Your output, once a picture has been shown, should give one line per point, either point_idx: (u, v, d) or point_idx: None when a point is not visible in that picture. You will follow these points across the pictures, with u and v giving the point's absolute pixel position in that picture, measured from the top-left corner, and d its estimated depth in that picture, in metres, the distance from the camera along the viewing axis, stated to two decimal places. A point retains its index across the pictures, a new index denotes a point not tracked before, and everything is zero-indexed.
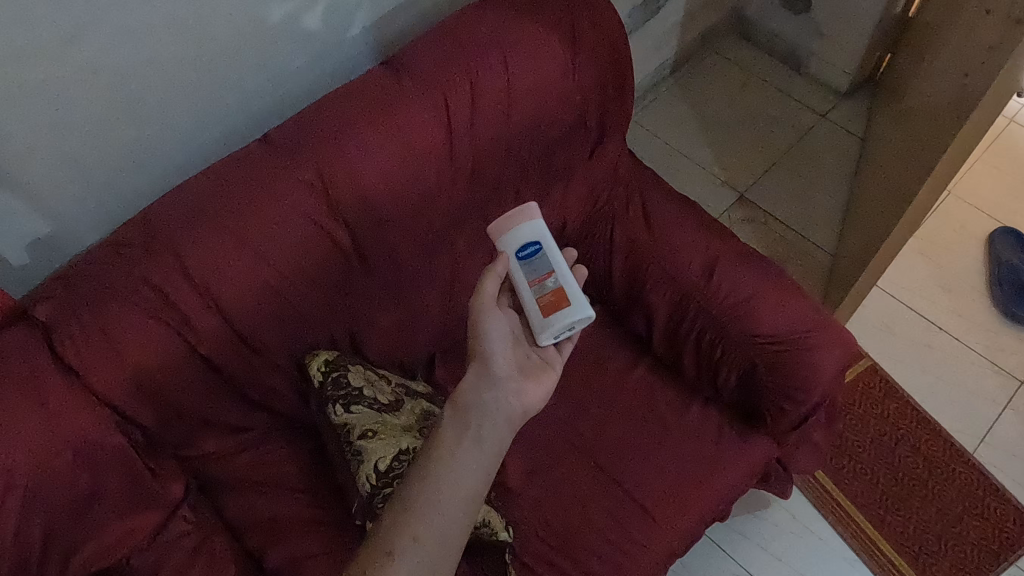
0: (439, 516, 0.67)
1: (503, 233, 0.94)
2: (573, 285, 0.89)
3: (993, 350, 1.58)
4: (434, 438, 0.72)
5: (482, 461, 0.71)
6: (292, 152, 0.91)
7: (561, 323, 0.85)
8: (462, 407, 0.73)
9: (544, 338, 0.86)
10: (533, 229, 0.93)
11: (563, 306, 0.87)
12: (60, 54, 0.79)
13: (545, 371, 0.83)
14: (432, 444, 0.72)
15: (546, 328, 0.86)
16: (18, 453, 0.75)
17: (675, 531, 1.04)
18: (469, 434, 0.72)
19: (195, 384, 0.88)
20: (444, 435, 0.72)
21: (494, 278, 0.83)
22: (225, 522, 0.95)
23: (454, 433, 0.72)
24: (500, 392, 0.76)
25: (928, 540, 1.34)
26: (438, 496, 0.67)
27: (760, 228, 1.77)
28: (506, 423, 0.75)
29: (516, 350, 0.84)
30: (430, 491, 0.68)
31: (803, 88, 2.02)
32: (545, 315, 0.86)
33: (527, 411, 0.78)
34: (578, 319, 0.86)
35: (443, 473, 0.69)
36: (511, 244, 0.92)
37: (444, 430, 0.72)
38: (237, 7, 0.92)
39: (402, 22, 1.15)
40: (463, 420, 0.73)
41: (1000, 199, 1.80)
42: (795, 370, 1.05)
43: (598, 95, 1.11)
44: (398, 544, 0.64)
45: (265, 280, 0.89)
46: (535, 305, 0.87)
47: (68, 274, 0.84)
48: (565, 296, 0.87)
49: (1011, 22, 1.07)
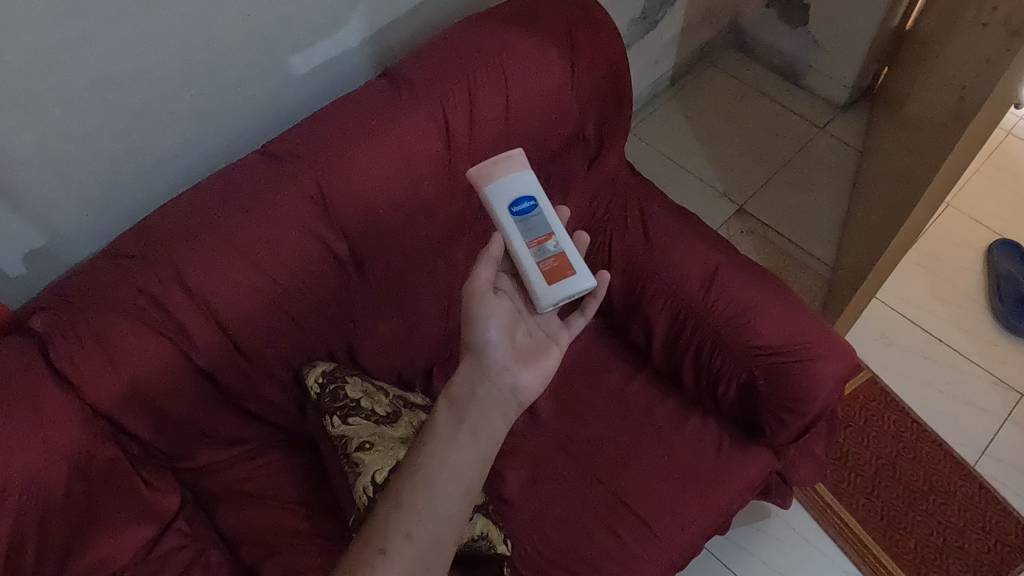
0: (431, 510, 0.66)
1: (494, 185, 0.87)
2: (574, 252, 0.85)
3: (994, 362, 1.57)
4: (428, 431, 0.72)
5: (475, 456, 0.71)
6: (291, 163, 0.91)
7: (565, 293, 0.82)
8: (456, 399, 0.73)
9: (547, 307, 0.82)
10: (525, 182, 0.88)
11: (567, 274, 0.83)
12: (61, 65, 0.80)
13: (547, 351, 0.81)
14: (425, 438, 0.71)
15: (550, 296, 0.82)
16: (13, 464, 0.74)
17: (673, 545, 1.03)
18: (463, 428, 0.71)
19: (192, 395, 0.88)
20: (437, 428, 0.71)
21: (489, 263, 0.80)
22: (220, 535, 0.95)
23: (447, 427, 0.71)
24: (493, 384, 0.75)
25: (929, 553, 1.33)
26: (431, 491, 0.67)
27: (758, 240, 1.77)
28: (500, 415, 0.74)
29: (518, 327, 0.81)
30: (423, 487, 0.67)
31: (801, 100, 2.03)
32: (549, 283, 0.82)
33: (524, 398, 0.77)
34: (581, 289, 0.83)
35: (436, 468, 0.68)
36: (503, 202, 0.86)
37: (436, 424, 0.72)
38: (238, 20, 0.92)
39: (401, 35, 1.16)
40: (457, 412, 0.72)
41: (999, 211, 1.80)
42: (795, 381, 1.04)
43: (597, 108, 1.12)
44: (391, 541, 0.64)
45: (263, 291, 0.89)
46: (538, 271, 0.83)
47: (65, 284, 0.84)
48: (568, 263, 0.84)
49: (1007, 35, 1.08)
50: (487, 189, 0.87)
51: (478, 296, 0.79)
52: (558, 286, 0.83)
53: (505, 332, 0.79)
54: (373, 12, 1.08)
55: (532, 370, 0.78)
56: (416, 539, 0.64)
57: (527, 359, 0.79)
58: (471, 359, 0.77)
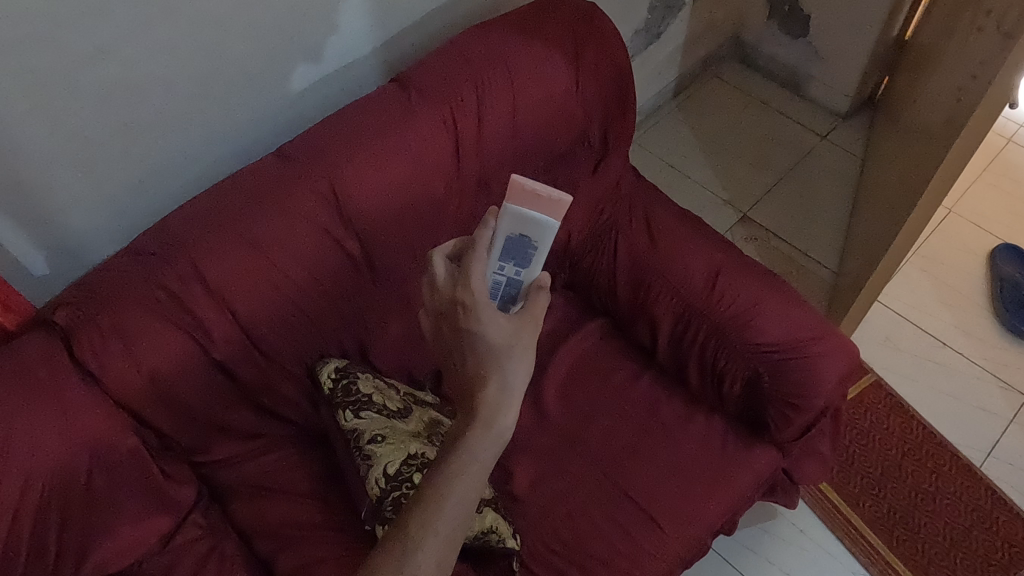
0: (455, 535, 0.69)
1: (552, 226, 0.79)
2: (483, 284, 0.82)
3: (997, 364, 1.58)
4: (470, 457, 0.70)
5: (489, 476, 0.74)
6: (306, 164, 0.94)
7: None
8: (501, 431, 0.72)
9: None
10: (529, 220, 0.78)
11: None
12: (87, 69, 0.83)
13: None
14: (466, 462, 0.70)
15: None
16: (38, 453, 0.77)
17: (680, 539, 1.04)
18: (493, 458, 0.72)
19: (208, 388, 0.90)
20: (477, 459, 0.71)
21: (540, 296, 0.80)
22: (235, 528, 0.97)
23: (488, 455, 0.72)
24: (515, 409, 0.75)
25: (936, 553, 1.34)
26: (461, 520, 0.70)
27: (762, 246, 1.79)
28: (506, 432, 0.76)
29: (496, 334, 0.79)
30: (454, 516, 0.69)
31: (802, 110, 2.06)
32: None
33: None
34: None
35: (467, 496, 0.70)
36: (550, 239, 0.80)
37: (480, 452, 0.71)
38: (254, 28, 0.96)
39: (410, 44, 1.20)
40: (496, 443, 0.72)
41: (1001, 217, 1.82)
42: (797, 378, 1.07)
43: (601, 111, 1.15)
44: (422, 565, 0.66)
45: (278, 288, 0.91)
46: None
47: (87, 281, 0.87)
48: None
49: (1001, 38, 1.11)
50: (556, 220, 0.79)
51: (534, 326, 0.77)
52: None
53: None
54: (383, 22, 1.12)
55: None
56: (442, 567, 0.68)
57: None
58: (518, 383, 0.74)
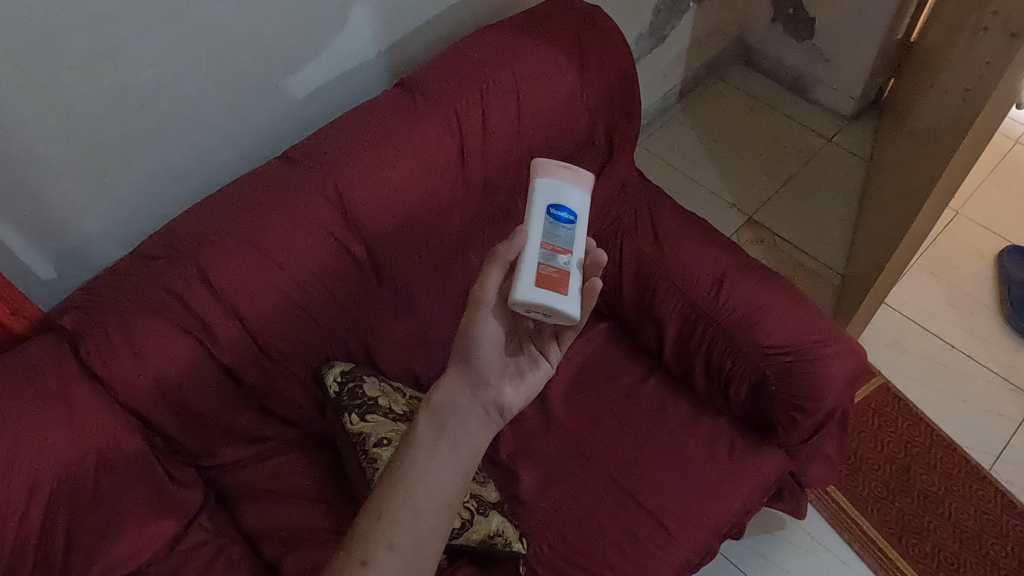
0: (414, 523, 0.64)
1: (541, 180, 0.85)
2: (578, 278, 0.79)
3: (1006, 366, 1.57)
4: (410, 436, 0.70)
5: (459, 465, 0.69)
6: (312, 169, 0.94)
7: (539, 300, 0.74)
8: (438, 407, 0.71)
9: (517, 302, 0.75)
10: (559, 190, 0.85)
11: (559, 292, 0.76)
12: (93, 75, 0.84)
13: (536, 364, 0.79)
14: (406, 448, 0.69)
15: (526, 292, 0.75)
16: (46, 457, 0.77)
17: (688, 542, 1.04)
18: (444, 437, 0.70)
19: (217, 392, 0.90)
20: (417, 437, 0.69)
21: (497, 270, 0.75)
22: (242, 532, 0.97)
23: (434, 432, 0.70)
24: (475, 396, 0.74)
25: (945, 558, 1.33)
26: (416, 503, 0.65)
27: (768, 248, 1.79)
28: (479, 421, 0.73)
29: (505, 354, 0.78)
30: (405, 496, 0.65)
31: (808, 112, 2.06)
32: (534, 284, 0.75)
33: (509, 412, 0.76)
34: (562, 312, 0.76)
35: (419, 475, 0.67)
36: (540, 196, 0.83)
37: (419, 429, 0.70)
38: (258, 36, 0.97)
39: (413, 49, 1.20)
40: (440, 419, 0.71)
41: (1008, 218, 1.81)
42: (807, 379, 1.06)
43: (606, 115, 1.15)
44: (375, 553, 0.62)
45: (286, 293, 0.91)
46: (534, 270, 0.76)
47: (94, 286, 0.87)
48: (566, 282, 0.77)
49: (1008, 38, 1.10)
50: (539, 177, 0.85)
51: (484, 303, 0.74)
52: (544, 293, 0.75)
53: (499, 347, 0.76)
54: (387, 26, 1.12)
55: (506, 380, 0.76)
56: (398, 552, 0.62)
57: (512, 372, 0.77)
58: (458, 366, 0.74)
